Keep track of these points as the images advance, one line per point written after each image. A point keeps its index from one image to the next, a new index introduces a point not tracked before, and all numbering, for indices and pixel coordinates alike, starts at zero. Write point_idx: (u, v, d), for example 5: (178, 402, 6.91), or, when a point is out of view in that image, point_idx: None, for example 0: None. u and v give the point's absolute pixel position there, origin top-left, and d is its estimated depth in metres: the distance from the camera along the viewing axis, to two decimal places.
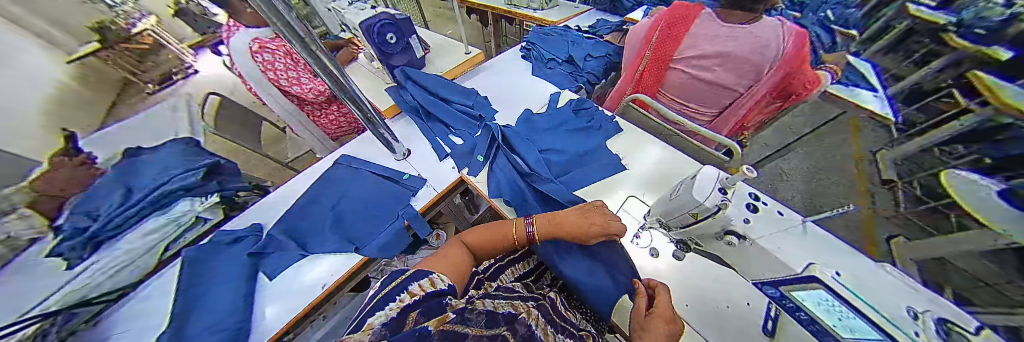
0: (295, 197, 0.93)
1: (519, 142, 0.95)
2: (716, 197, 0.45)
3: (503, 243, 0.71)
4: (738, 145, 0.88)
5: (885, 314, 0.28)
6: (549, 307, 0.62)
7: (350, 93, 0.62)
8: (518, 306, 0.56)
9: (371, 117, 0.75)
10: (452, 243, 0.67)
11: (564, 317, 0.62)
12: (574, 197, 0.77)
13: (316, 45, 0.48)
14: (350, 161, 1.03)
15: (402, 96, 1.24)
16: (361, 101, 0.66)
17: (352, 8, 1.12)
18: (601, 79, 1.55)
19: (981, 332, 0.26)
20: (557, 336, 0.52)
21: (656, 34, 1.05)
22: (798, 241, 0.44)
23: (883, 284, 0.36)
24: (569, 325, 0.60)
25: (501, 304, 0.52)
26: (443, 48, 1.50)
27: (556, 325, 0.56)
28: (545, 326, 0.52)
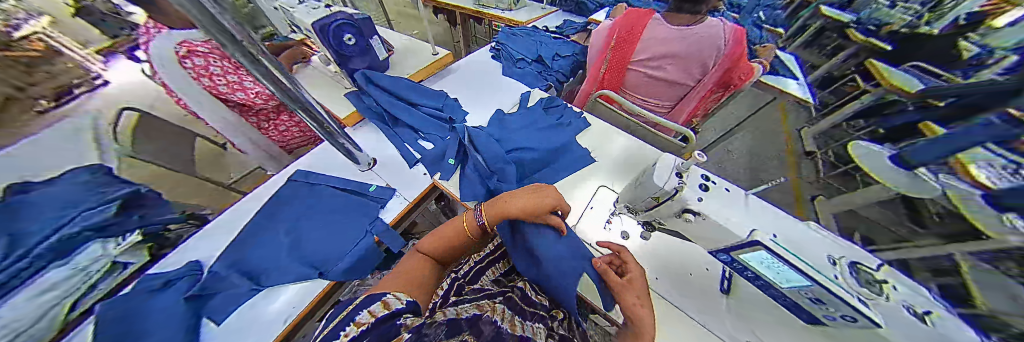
0: (245, 221, 0.83)
1: (490, 141, 0.93)
2: (673, 181, 0.49)
3: (461, 242, 0.70)
4: (692, 132, 0.97)
5: (816, 267, 0.40)
6: (517, 298, 0.66)
7: (303, 103, 0.56)
8: (489, 304, 0.60)
9: (328, 126, 0.69)
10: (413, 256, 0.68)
11: (532, 301, 0.67)
12: None
13: (257, 48, 0.42)
14: (306, 176, 0.95)
15: (364, 101, 1.15)
16: (317, 111, 0.61)
17: (303, 6, 1.01)
18: (570, 77, 1.60)
19: (878, 267, 0.39)
20: (524, 322, 0.56)
21: (614, 35, 1.10)
22: (747, 211, 0.47)
23: (806, 234, 0.44)
24: (540, 308, 0.65)
25: (467, 309, 0.56)
26: (409, 49, 1.43)
27: (527, 312, 0.62)
28: (513, 318, 0.57)
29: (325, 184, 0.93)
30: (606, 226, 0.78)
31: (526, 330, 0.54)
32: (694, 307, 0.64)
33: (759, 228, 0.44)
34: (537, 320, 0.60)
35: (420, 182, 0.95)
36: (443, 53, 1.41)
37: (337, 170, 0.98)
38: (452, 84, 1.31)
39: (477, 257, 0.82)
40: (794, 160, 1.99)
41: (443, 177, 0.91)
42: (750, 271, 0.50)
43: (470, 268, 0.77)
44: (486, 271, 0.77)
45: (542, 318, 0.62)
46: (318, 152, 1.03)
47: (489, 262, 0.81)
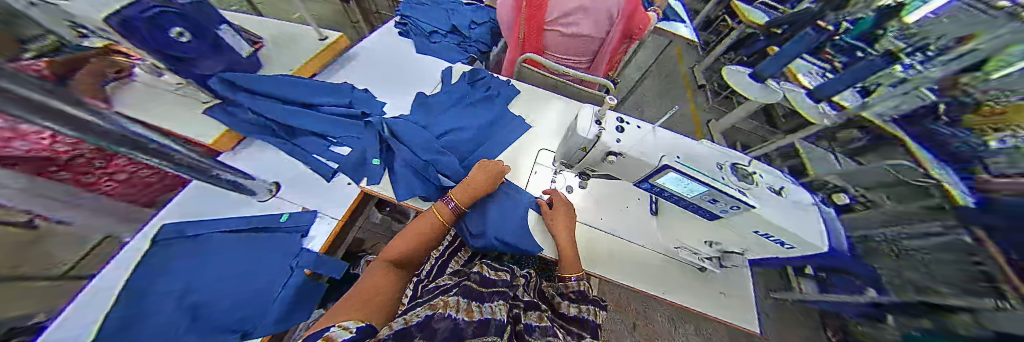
0: (100, 311, 0.63)
1: (415, 132, 0.84)
2: (594, 129, 0.51)
3: (432, 235, 0.70)
4: (610, 82, 1.05)
5: (723, 176, 0.50)
6: (472, 281, 0.64)
7: (124, 137, 0.41)
8: (441, 300, 0.56)
9: (180, 159, 0.53)
10: (378, 268, 0.62)
11: (483, 278, 0.66)
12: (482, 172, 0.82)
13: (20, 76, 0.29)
14: (185, 229, 0.77)
15: (240, 115, 0.90)
16: (166, 147, 0.48)
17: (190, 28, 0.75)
18: (491, 46, 1.54)
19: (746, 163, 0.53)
20: (482, 305, 0.56)
21: None
22: (655, 142, 0.53)
23: (704, 151, 0.54)
24: (499, 285, 0.66)
25: (420, 313, 0.52)
26: (285, 37, 1.12)
27: (485, 294, 0.60)
28: (469, 304, 0.55)
29: (220, 230, 0.78)
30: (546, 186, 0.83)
31: (484, 312, 0.53)
32: (630, 233, 0.78)
33: (665, 154, 0.50)
34: (497, 297, 0.60)
35: (343, 195, 0.88)
36: (334, 36, 1.16)
37: (231, 211, 0.82)
38: (358, 72, 1.11)
39: (436, 254, 0.80)
40: (692, 93, 2.40)
41: (371, 182, 0.79)
42: (667, 191, 0.57)
43: (432, 265, 0.76)
44: (445, 264, 0.76)
45: (501, 294, 0.62)
46: (189, 196, 0.82)
47: (449, 254, 0.81)
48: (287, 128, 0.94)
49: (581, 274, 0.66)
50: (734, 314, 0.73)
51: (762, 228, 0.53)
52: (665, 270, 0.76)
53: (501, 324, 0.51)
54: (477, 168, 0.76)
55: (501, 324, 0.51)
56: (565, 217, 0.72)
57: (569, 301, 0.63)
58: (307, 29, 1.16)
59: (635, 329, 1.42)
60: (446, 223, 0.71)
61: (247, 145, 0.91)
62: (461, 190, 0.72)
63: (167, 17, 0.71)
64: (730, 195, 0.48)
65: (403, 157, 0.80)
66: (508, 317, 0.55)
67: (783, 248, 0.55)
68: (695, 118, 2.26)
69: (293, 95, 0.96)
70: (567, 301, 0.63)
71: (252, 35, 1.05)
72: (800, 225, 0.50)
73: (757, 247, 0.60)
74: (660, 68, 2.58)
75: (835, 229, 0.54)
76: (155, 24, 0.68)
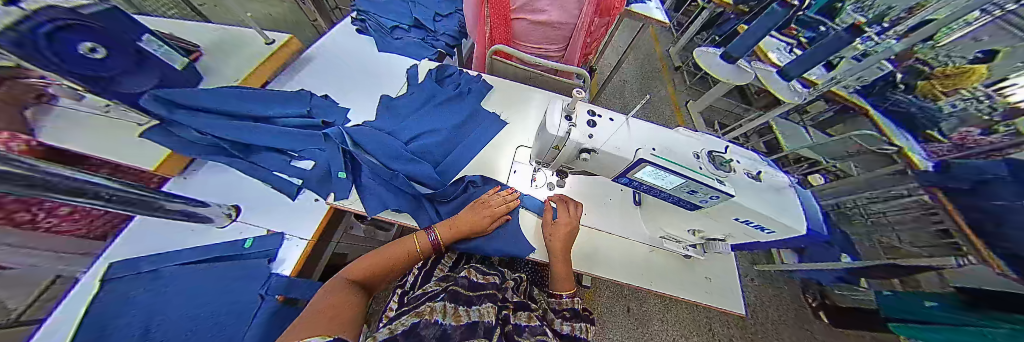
0: None
1: (384, 140, 0.77)
2: (564, 126, 0.48)
3: (402, 260, 0.64)
4: (585, 71, 1.02)
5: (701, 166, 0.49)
6: (458, 284, 0.59)
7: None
8: (427, 306, 0.52)
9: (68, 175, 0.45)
10: (336, 287, 0.55)
11: (470, 281, 0.62)
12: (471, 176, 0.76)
13: None
14: (139, 265, 0.68)
15: (182, 135, 0.78)
16: (99, 184, 0.50)
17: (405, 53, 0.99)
18: (459, 39, 1.48)
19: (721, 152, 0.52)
20: (469, 308, 0.53)
21: None
22: (630, 135, 0.51)
23: (678, 139, 0.54)
24: (488, 287, 0.61)
25: (404, 320, 0.48)
26: (225, 43, 1.03)
27: (473, 298, 0.56)
28: (456, 309, 0.52)
29: (179, 262, 0.70)
30: (530, 187, 0.79)
31: (472, 316, 0.51)
32: (617, 226, 0.76)
33: (641, 147, 0.48)
34: (486, 300, 0.57)
35: (311, 214, 0.82)
36: (282, 38, 1.10)
37: (188, 242, 0.74)
38: (316, 77, 1.03)
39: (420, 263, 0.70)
40: (669, 75, 2.44)
41: (338, 199, 0.72)
42: (645, 185, 0.54)
43: (415, 275, 0.67)
44: (428, 278, 0.64)
45: (489, 296, 0.58)
46: (138, 231, 0.72)
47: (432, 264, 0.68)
48: (240, 145, 0.82)
49: (573, 290, 0.64)
50: (719, 297, 0.73)
51: (741, 215, 0.52)
52: (651, 260, 0.75)
53: (490, 327, 0.49)
54: (473, 204, 0.70)
55: (490, 326, 0.49)
56: (567, 232, 0.65)
57: (562, 319, 0.60)
58: (248, 32, 1.10)
59: (630, 313, 1.45)
60: (423, 254, 0.66)
61: (196, 171, 0.83)
62: (460, 222, 0.67)
63: (74, 29, 0.60)
64: (708, 185, 0.46)
65: (370, 169, 0.74)
66: (497, 319, 0.52)
67: (762, 233, 0.56)
68: (674, 100, 2.30)
69: (244, 108, 0.86)
70: (557, 317, 0.60)
71: (187, 43, 0.94)
72: (778, 207, 0.50)
73: (739, 232, 0.60)
74: (636, 52, 2.59)
75: (809, 207, 0.54)
76: (57, 38, 0.57)
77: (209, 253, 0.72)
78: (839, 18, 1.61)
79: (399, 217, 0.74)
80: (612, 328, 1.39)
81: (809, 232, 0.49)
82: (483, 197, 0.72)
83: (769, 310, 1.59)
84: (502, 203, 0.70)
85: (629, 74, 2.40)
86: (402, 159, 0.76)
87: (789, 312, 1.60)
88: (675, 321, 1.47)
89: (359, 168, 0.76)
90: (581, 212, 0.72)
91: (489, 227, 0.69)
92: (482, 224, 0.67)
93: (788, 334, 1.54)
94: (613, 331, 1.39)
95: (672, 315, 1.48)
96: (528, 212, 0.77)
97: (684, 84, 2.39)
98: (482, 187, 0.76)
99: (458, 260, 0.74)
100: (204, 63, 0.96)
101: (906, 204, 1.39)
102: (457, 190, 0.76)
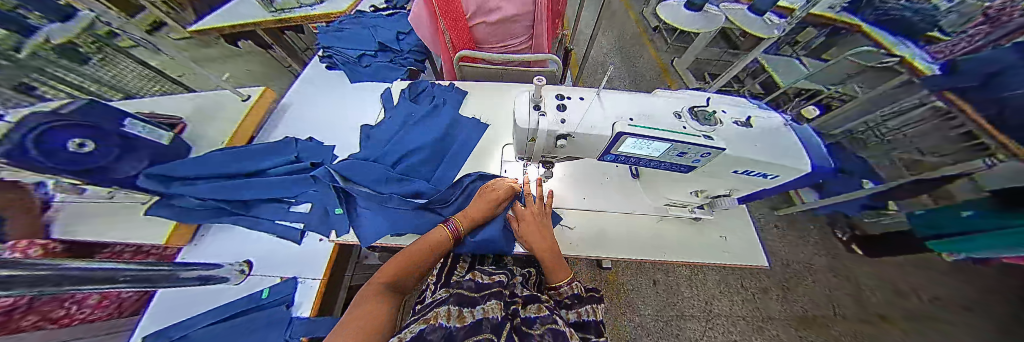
0: None
1: (371, 168, 0.77)
2: (534, 116, 0.48)
3: (429, 257, 0.60)
4: (554, 56, 1.01)
5: (685, 126, 0.46)
6: (468, 287, 0.59)
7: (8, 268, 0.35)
8: (434, 311, 0.51)
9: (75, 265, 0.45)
10: (367, 291, 0.51)
11: (477, 282, 0.61)
12: (472, 177, 0.75)
13: None
14: (169, 334, 0.69)
15: (183, 205, 0.79)
16: (116, 268, 0.50)
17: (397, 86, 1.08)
18: (427, 52, 1.49)
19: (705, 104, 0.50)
20: (476, 307, 0.52)
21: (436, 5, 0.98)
22: (605, 111, 0.49)
23: (656, 102, 0.52)
24: (493, 286, 0.60)
25: (414, 327, 0.47)
26: (206, 109, 1.07)
27: (477, 298, 0.56)
28: (461, 311, 0.51)
29: (205, 324, 0.71)
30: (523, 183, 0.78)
31: (476, 314, 0.50)
32: (616, 202, 0.75)
33: (619, 120, 0.47)
34: (491, 298, 0.56)
35: (319, 254, 0.83)
36: (257, 92, 1.13)
37: (214, 303, 0.76)
38: (296, 123, 1.05)
39: (433, 278, 0.71)
40: (649, 38, 2.39)
41: (339, 235, 0.72)
42: (632, 157, 0.53)
43: (431, 289, 0.68)
44: (446, 281, 0.68)
45: (495, 294, 0.58)
46: (165, 302, 0.75)
47: (446, 273, 0.72)
48: (239, 203, 0.83)
49: (570, 277, 0.62)
50: (740, 254, 0.71)
51: (738, 166, 0.50)
52: (662, 230, 0.74)
53: (498, 323, 0.49)
54: (482, 190, 0.70)
55: (497, 322, 0.49)
56: (535, 219, 0.67)
57: (566, 308, 0.57)
58: (225, 93, 1.13)
59: (657, 284, 1.43)
60: (444, 248, 0.63)
61: (204, 235, 0.85)
62: (473, 208, 0.68)
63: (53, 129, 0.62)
64: (694, 144, 0.44)
65: (364, 199, 0.74)
66: (504, 315, 0.52)
67: (763, 180, 0.54)
68: (658, 61, 2.24)
69: (233, 167, 0.87)
70: (563, 309, 0.57)
71: (169, 117, 0.96)
72: (776, 152, 0.48)
73: (741, 183, 0.58)
74: (611, 22, 2.54)
75: (807, 140, 0.52)
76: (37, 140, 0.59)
77: (233, 309, 0.74)
78: None
79: (401, 241, 0.74)
80: (641, 304, 1.38)
81: (812, 168, 0.47)
82: (490, 182, 0.72)
83: (798, 253, 1.55)
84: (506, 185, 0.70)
85: (609, 46, 2.35)
86: (392, 183, 0.76)
87: (820, 250, 1.55)
88: (704, 283, 1.45)
89: (354, 199, 0.75)
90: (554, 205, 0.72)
91: (496, 211, 0.69)
92: (491, 208, 0.67)
93: (824, 273, 1.49)
94: (643, 307, 1.37)
95: (699, 278, 1.46)
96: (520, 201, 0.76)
97: (665, 43, 2.33)
98: (476, 190, 0.75)
99: (471, 266, 0.77)
100: (190, 131, 0.98)
101: (922, 115, 1.33)
102: (455, 191, 0.75)
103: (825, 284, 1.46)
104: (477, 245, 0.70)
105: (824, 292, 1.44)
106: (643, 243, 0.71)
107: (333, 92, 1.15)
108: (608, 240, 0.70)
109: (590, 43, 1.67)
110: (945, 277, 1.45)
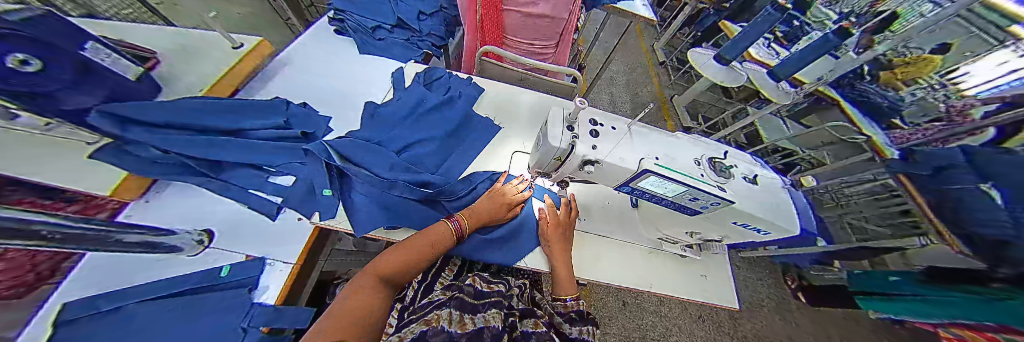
0: None
1: (375, 151, 0.73)
2: (566, 137, 0.48)
3: (431, 254, 0.58)
4: (576, 71, 1.02)
5: (705, 176, 0.48)
6: (465, 295, 0.59)
7: None
8: (434, 314, 0.52)
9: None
10: (366, 281, 0.49)
11: (471, 292, 0.60)
12: (490, 174, 0.78)
13: None
14: (97, 304, 0.57)
15: (139, 154, 0.68)
16: (43, 221, 0.42)
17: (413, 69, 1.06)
18: (446, 38, 1.45)
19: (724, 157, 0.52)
20: (473, 316, 0.53)
21: None
22: (635, 147, 0.51)
23: (680, 144, 0.54)
24: (492, 295, 0.61)
25: (413, 328, 0.48)
26: (189, 49, 0.95)
27: (478, 306, 0.57)
28: (462, 316, 0.52)
29: (147, 298, 0.60)
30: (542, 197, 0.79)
31: (477, 322, 0.51)
32: (613, 228, 0.76)
33: (646, 157, 0.48)
34: (491, 307, 0.57)
35: (296, 236, 0.77)
36: (252, 42, 1.03)
37: (164, 273, 0.65)
38: (291, 84, 0.97)
39: (418, 278, 0.69)
40: (655, 71, 2.50)
41: (322, 219, 0.66)
42: (647, 193, 0.54)
43: (415, 289, 0.66)
44: (432, 283, 0.66)
45: (494, 303, 0.59)
46: (101, 265, 0.62)
47: (434, 274, 0.70)
48: (209, 163, 0.73)
49: (576, 294, 0.63)
50: (716, 294, 0.75)
51: (740, 219, 0.53)
52: (652, 263, 0.75)
53: (497, 333, 0.50)
54: (491, 193, 0.71)
55: (496, 332, 0.50)
56: (558, 232, 0.69)
57: (569, 323, 0.57)
58: (213, 36, 1.02)
59: (626, 306, 1.49)
60: (447, 245, 0.61)
61: (161, 192, 0.73)
62: (480, 209, 0.67)
63: (23, 42, 0.51)
64: (709, 193, 0.46)
65: (363, 182, 0.69)
66: (503, 325, 0.53)
67: (757, 235, 0.57)
68: (660, 95, 2.35)
69: (212, 122, 0.78)
70: (564, 324, 0.57)
71: (141, 49, 0.84)
72: (776, 212, 0.52)
73: (735, 234, 0.61)
74: (624, 48, 2.63)
75: (803, 207, 0.56)
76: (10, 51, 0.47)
77: (182, 285, 0.63)
78: (812, 12, 1.70)
79: (394, 235, 0.70)
80: (609, 322, 1.42)
81: (802, 232, 0.51)
82: (496, 186, 0.73)
83: (753, 294, 1.69)
84: (517, 193, 0.73)
85: (618, 69, 2.42)
86: (397, 170, 0.73)
87: (771, 293, 1.72)
88: (668, 311, 1.53)
89: (350, 181, 0.71)
90: (575, 220, 0.73)
91: (506, 217, 0.71)
92: (499, 213, 0.69)
93: (772, 315, 1.65)
94: (610, 325, 1.41)
95: (665, 306, 1.54)
96: (536, 201, 0.79)
97: (669, 79, 2.45)
98: (485, 191, 0.75)
99: (461, 271, 0.75)
100: (163, 70, 0.86)
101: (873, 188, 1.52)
102: (465, 187, 0.75)
103: (770, 325, 1.61)
104: (487, 243, 0.70)
105: (769, 332, 1.59)
106: (633, 271, 0.72)
107: (339, 59, 1.09)
108: (603, 264, 0.72)
109: (604, 65, 1.69)
110: (870, 335, 1.63)
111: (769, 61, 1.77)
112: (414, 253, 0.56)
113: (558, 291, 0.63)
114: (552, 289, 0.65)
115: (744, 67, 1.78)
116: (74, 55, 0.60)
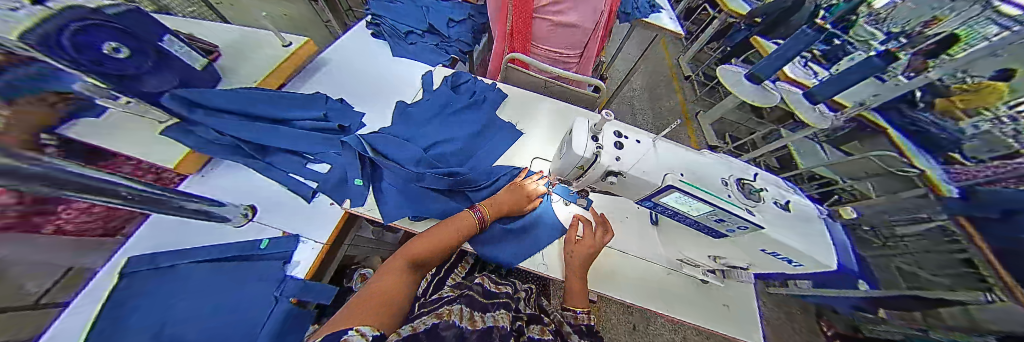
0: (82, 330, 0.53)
1: (405, 146, 0.77)
2: (590, 147, 0.49)
3: (454, 245, 0.60)
4: (600, 81, 1.01)
5: (733, 197, 0.47)
6: (475, 293, 0.60)
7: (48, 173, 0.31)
8: (445, 309, 0.52)
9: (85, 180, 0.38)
10: (396, 264, 0.52)
11: (484, 291, 0.62)
12: (508, 171, 0.79)
13: None
14: (158, 260, 0.63)
15: (203, 135, 0.75)
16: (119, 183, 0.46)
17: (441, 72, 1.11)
18: (472, 44, 1.51)
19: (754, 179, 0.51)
20: (484, 314, 0.53)
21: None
22: (658, 161, 0.51)
23: (707, 162, 0.53)
24: (501, 296, 0.62)
25: (425, 320, 0.48)
26: (244, 45, 1.05)
27: (488, 305, 0.57)
28: (472, 314, 0.52)
29: (197, 260, 0.66)
30: (564, 207, 0.79)
31: (487, 321, 0.51)
32: (632, 244, 0.75)
33: (671, 173, 0.48)
34: (501, 308, 0.58)
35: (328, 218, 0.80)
36: (299, 41, 1.13)
37: (209, 240, 0.70)
38: (331, 80, 1.05)
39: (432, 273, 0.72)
40: (680, 86, 2.44)
41: (353, 206, 0.70)
42: (670, 209, 0.54)
43: (428, 282, 0.68)
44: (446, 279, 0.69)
45: (504, 304, 0.59)
46: (164, 225, 0.69)
47: (447, 270, 0.73)
48: (257, 147, 0.80)
49: (587, 307, 0.63)
50: (736, 326, 0.70)
51: (768, 246, 0.50)
52: (669, 283, 0.73)
53: (506, 333, 0.49)
54: (512, 185, 0.72)
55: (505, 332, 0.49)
56: (586, 254, 0.65)
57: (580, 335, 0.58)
58: (264, 34, 1.12)
59: (636, 329, 1.42)
60: (467, 238, 0.63)
61: (215, 169, 0.80)
62: (502, 201, 0.68)
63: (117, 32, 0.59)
64: (738, 215, 0.44)
65: (390, 173, 0.72)
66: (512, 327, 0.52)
67: (789, 264, 0.53)
68: (684, 112, 2.28)
69: (263, 109, 0.85)
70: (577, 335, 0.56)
71: (206, 44, 0.95)
72: (811, 242, 0.48)
73: (762, 262, 0.58)
74: (648, 62, 2.60)
75: (841, 241, 0.52)
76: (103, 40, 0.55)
77: (226, 252, 0.68)
78: (855, 31, 1.55)
79: (416, 226, 0.72)
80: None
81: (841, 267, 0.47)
82: (518, 179, 0.75)
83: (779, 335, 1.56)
84: (536, 188, 0.74)
85: (641, 84, 2.39)
86: (424, 164, 0.76)
87: (801, 336, 1.57)
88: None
89: (379, 173, 0.75)
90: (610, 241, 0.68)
91: (525, 208, 0.71)
92: (520, 203, 0.70)
93: None
94: None
95: (679, 336, 1.45)
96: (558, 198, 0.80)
97: (694, 95, 2.38)
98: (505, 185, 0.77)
99: (472, 270, 0.77)
100: (223, 63, 0.96)
101: (928, 230, 1.38)
102: (487, 178, 0.77)
103: None
104: (506, 233, 0.71)
105: None
106: (648, 289, 0.70)
107: (374, 59, 1.16)
108: (617, 280, 0.70)
109: (627, 78, 1.67)
110: None
111: (807, 81, 1.67)
112: (441, 243, 0.58)
113: (569, 300, 0.63)
114: (564, 298, 0.64)
115: (776, 86, 1.75)
116: (150, 44, 0.68)
